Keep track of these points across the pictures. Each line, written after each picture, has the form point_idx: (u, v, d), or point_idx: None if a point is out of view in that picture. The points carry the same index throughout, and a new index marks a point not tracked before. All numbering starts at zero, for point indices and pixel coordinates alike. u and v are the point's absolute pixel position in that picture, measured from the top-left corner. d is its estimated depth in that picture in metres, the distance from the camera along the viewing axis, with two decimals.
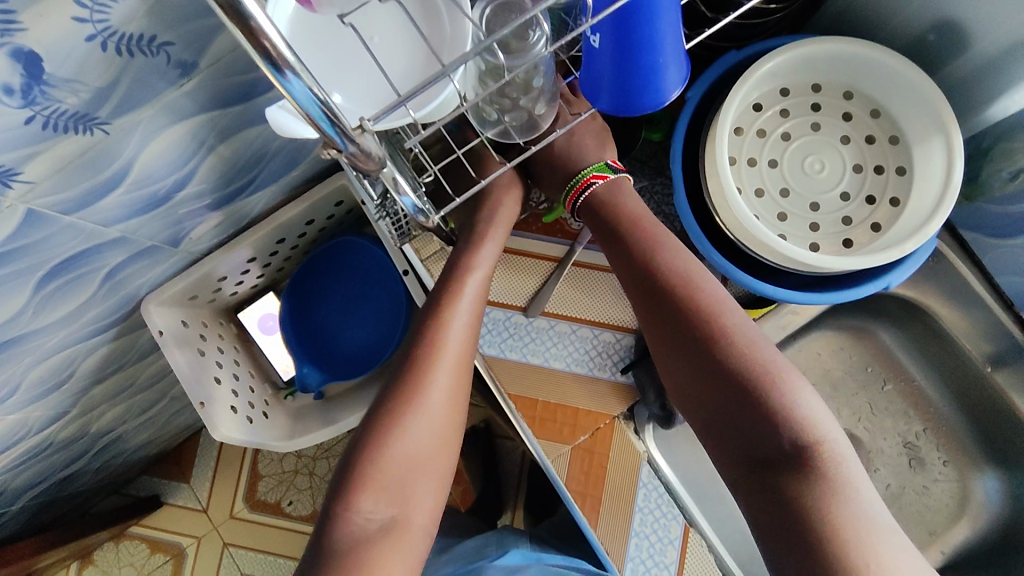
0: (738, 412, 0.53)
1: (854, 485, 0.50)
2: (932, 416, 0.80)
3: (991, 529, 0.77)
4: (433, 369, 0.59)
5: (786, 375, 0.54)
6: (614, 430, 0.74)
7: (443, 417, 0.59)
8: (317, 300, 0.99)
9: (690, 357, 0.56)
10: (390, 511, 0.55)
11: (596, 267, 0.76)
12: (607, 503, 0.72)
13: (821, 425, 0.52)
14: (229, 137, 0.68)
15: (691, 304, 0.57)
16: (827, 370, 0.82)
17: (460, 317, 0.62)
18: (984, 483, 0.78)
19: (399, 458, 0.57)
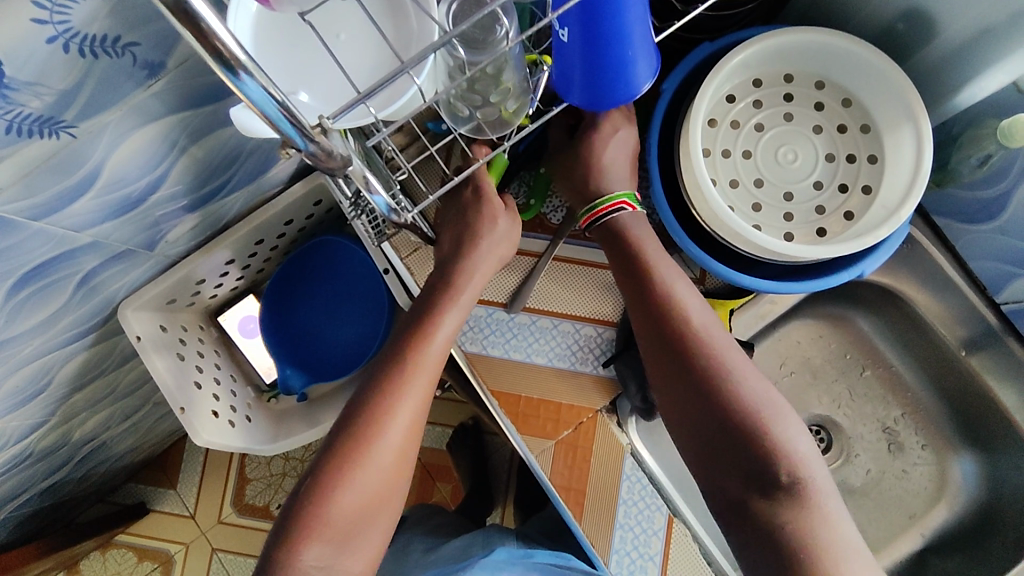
0: (711, 442, 0.54)
1: (830, 517, 0.51)
2: (910, 400, 0.81)
3: (967, 510, 0.78)
4: (396, 413, 0.59)
5: (771, 412, 0.54)
6: (597, 424, 0.74)
7: (400, 459, 0.60)
8: (297, 302, 0.97)
9: (669, 384, 0.57)
10: (339, 554, 0.56)
11: (577, 262, 0.76)
12: (592, 498, 0.73)
13: (800, 457, 0.53)
14: (201, 138, 0.67)
15: (676, 332, 0.57)
16: (807, 358, 0.83)
17: (431, 359, 0.62)
18: (961, 466, 0.79)
19: (356, 503, 0.57)
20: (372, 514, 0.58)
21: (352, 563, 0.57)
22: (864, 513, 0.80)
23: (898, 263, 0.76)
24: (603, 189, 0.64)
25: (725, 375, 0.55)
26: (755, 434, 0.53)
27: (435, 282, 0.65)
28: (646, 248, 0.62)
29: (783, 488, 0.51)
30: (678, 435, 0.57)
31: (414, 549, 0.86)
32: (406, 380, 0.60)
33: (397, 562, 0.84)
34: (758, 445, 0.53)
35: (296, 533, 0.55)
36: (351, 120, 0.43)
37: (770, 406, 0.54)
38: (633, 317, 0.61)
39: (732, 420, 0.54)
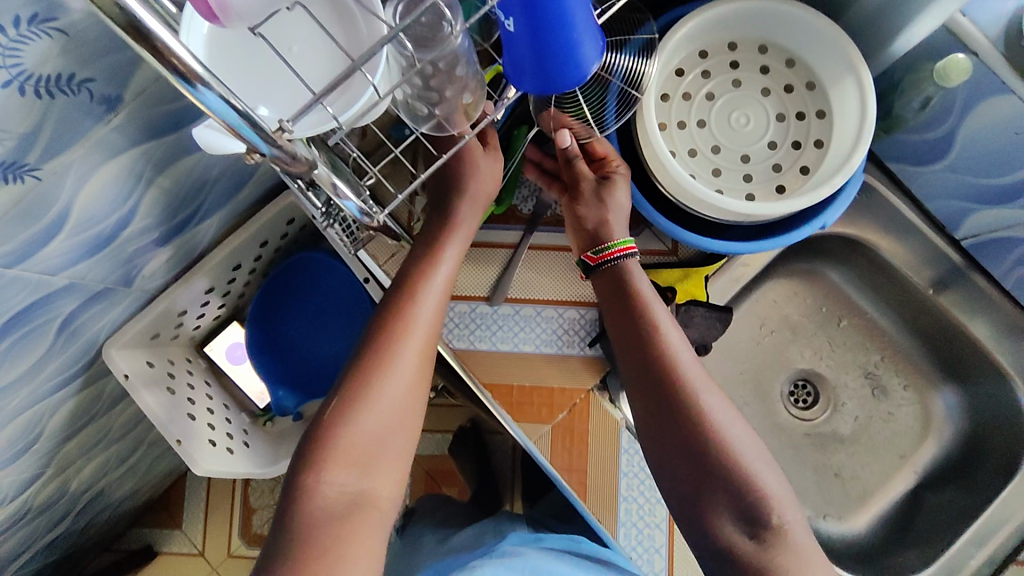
0: (699, 471, 0.55)
1: (811, 560, 0.52)
2: (888, 344, 0.84)
3: (954, 443, 0.81)
4: (403, 343, 0.60)
5: (755, 448, 0.56)
6: (591, 403, 0.75)
7: (413, 386, 0.60)
8: (282, 322, 0.98)
9: (657, 417, 0.57)
10: (359, 486, 0.56)
11: (552, 248, 0.78)
12: (592, 475, 0.74)
13: (779, 498, 0.54)
14: (167, 168, 0.68)
15: (665, 361, 0.58)
16: (785, 316, 0.85)
17: (433, 294, 0.62)
18: (943, 402, 0.82)
19: (371, 428, 0.58)
20: (386, 449, 0.58)
21: (374, 496, 0.57)
22: (855, 458, 0.83)
23: (859, 213, 0.79)
24: (603, 241, 0.63)
25: (713, 413, 0.56)
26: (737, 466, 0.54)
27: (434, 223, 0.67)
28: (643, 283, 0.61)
29: (766, 527, 0.52)
30: (665, 475, 0.57)
31: (426, 541, 0.86)
32: (402, 322, 0.60)
33: (411, 554, 0.84)
34: (744, 488, 0.53)
35: (311, 468, 0.56)
36: (311, 126, 0.43)
37: (755, 447, 0.56)
38: (619, 350, 0.61)
39: (719, 458, 0.54)
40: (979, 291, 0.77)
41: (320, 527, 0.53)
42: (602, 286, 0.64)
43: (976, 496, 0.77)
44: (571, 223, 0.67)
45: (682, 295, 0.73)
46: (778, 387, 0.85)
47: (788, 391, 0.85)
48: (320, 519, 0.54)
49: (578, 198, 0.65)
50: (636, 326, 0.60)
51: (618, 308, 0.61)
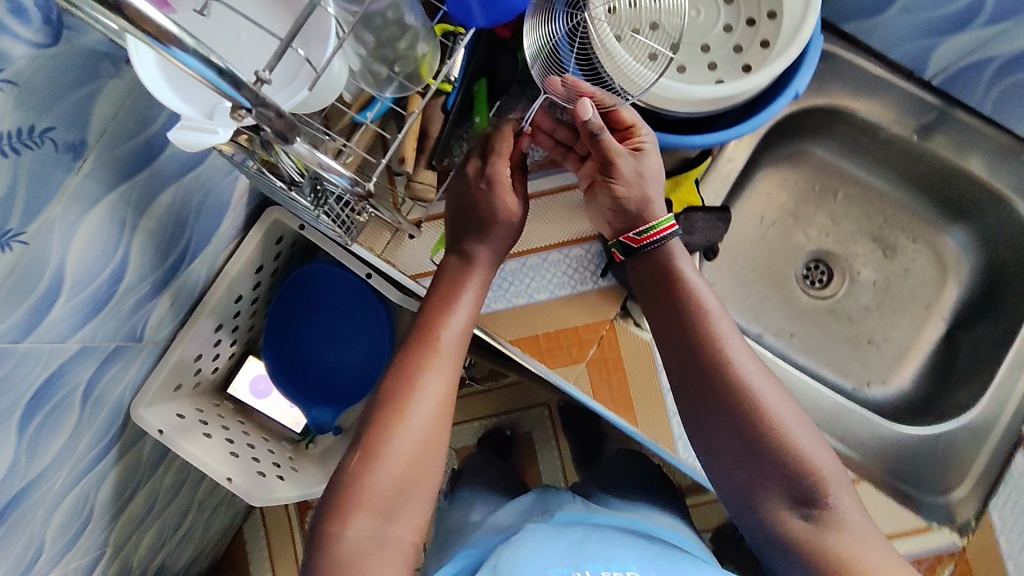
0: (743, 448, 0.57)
1: (868, 538, 0.53)
2: (887, 203, 0.85)
3: (975, 280, 0.82)
4: (421, 387, 0.61)
5: (797, 425, 0.57)
6: (617, 331, 0.76)
7: (433, 426, 0.60)
8: (297, 342, 0.97)
9: (699, 401, 0.60)
10: (383, 528, 0.56)
11: (541, 194, 0.78)
12: (638, 399, 0.75)
13: (826, 473, 0.55)
14: (146, 210, 0.68)
15: (705, 344, 0.60)
16: (783, 204, 0.86)
17: (450, 339, 0.64)
18: (953, 242, 0.83)
19: (393, 470, 0.58)
20: (413, 491, 0.58)
21: (398, 540, 0.57)
22: (886, 320, 0.84)
23: (827, 82, 0.79)
24: (647, 222, 0.64)
25: (763, 399, 0.58)
26: (779, 442, 0.56)
27: (450, 266, 0.67)
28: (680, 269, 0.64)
29: (813, 498, 0.55)
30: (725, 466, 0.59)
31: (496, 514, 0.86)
32: (426, 364, 0.62)
33: None
34: (798, 473, 0.55)
35: (338, 512, 0.56)
36: (288, 99, 0.46)
37: (808, 433, 0.57)
38: (660, 341, 0.63)
39: (770, 443, 0.56)
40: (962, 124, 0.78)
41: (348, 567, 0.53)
42: (639, 273, 0.66)
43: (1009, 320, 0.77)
44: (609, 203, 0.65)
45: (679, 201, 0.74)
46: (791, 274, 0.85)
47: (804, 273, 0.85)
48: (347, 561, 0.54)
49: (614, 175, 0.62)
50: (674, 315, 0.63)
51: (656, 296, 0.64)
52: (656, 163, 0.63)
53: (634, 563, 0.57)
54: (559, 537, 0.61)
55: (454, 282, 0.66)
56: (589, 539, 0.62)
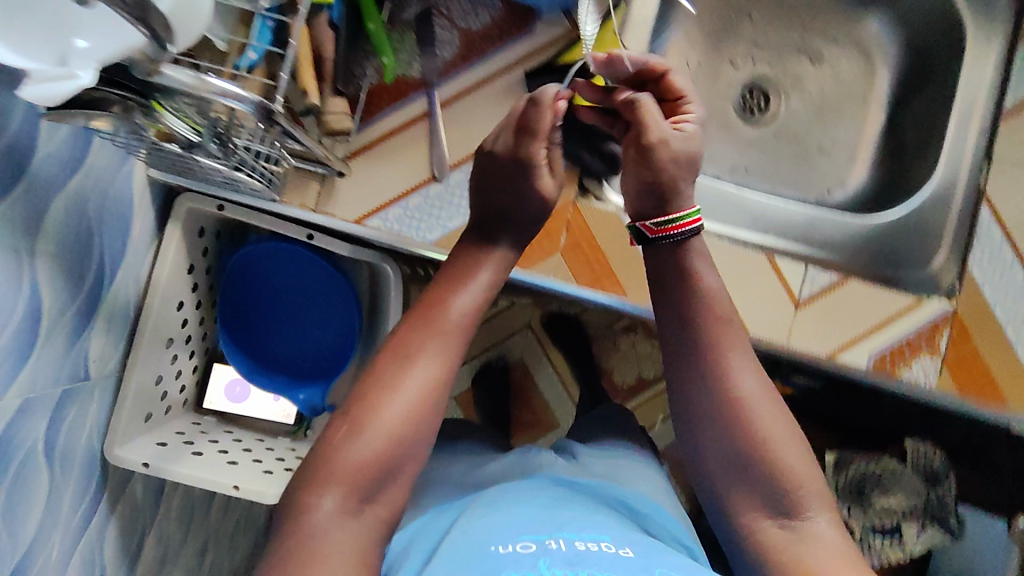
0: (733, 446, 0.53)
1: (841, 558, 0.49)
2: (802, 9, 0.85)
3: (901, 59, 0.83)
4: (412, 364, 0.54)
5: (788, 434, 0.53)
6: (581, 212, 0.74)
7: (415, 408, 0.53)
8: (260, 333, 0.90)
9: (692, 390, 0.56)
10: (350, 504, 0.51)
11: (460, 94, 0.76)
12: (622, 271, 0.73)
13: (807, 484, 0.51)
14: (38, 233, 0.59)
15: (707, 337, 0.56)
16: (701, 39, 0.85)
17: (461, 320, 0.57)
18: (874, 28, 0.84)
19: (366, 448, 0.51)
20: (397, 472, 0.53)
21: (368, 518, 0.51)
22: (825, 126, 0.85)
23: None
24: (671, 211, 0.59)
25: (752, 399, 0.54)
26: (767, 444, 0.52)
27: (472, 239, 0.62)
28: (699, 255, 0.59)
29: (795, 507, 0.51)
30: (708, 453, 0.54)
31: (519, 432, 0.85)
32: (420, 346, 0.55)
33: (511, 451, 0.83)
34: (779, 472, 0.52)
35: (314, 480, 0.51)
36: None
37: (794, 438, 0.53)
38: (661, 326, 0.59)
39: (755, 441, 0.52)
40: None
41: (315, 550, 0.48)
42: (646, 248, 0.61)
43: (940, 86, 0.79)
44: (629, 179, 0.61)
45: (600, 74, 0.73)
46: (732, 110, 0.85)
47: (742, 102, 0.86)
48: (313, 539, 0.48)
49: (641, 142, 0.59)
50: (678, 301, 0.58)
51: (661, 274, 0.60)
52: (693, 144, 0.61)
53: (608, 535, 0.53)
54: (534, 502, 0.58)
55: (469, 261, 0.60)
56: (572, 506, 0.58)
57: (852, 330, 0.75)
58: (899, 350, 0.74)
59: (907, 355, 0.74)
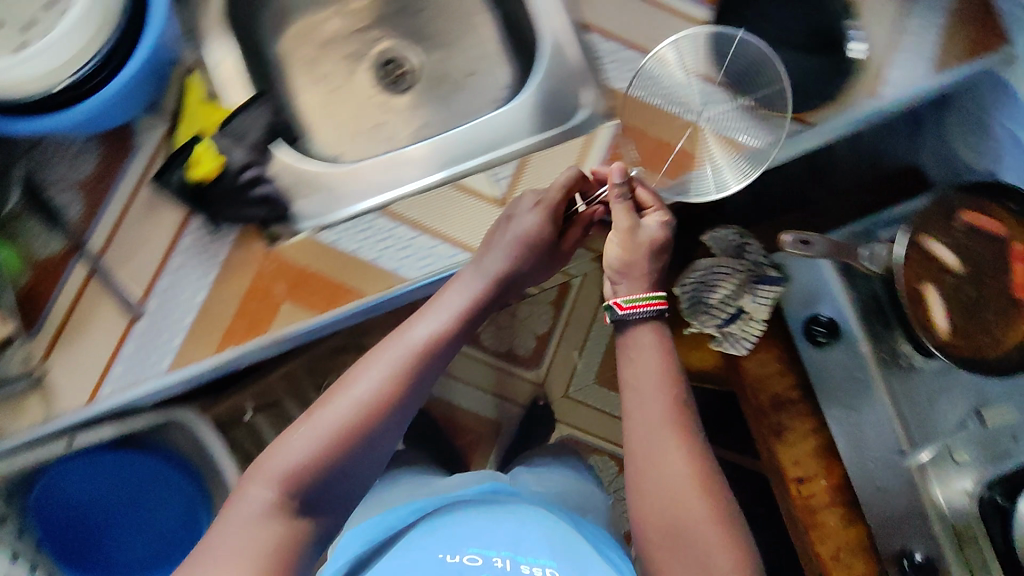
0: (671, 505, 0.73)
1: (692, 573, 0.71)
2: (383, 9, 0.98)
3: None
4: (368, 366, 0.71)
5: (683, 498, 0.73)
6: (280, 257, 0.76)
7: (365, 411, 0.68)
8: (110, 539, 0.98)
9: (647, 441, 0.76)
10: (282, 490, 0.64)
11: (110, 236, 0.75)
12: (349, 281, 0.77)
13: (706, 552, 0.71)
14: None
15: (662, 412, 0.77)
16: (325, 76, 0.96)
17: (427, 346, 0.73)
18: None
19: (311, 440, 0.66)
20: (336, 472, 0.66)
21: (269, 531, 0.61)
22: (455, 50, 0.99)
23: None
24: (633, 294, 0.80)
25: (678, 479, 0.74)
26: (693, 512, 0.72)
27: (438, 291, 0.78)
28: (660, 364, 0.79)
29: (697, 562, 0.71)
30: (643, 517, 0.75)
31: None
32: (379, 358, 0.72)
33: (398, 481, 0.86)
34: (686, 526, 0.72)
35: (255, 477, 0.64)
36: None
37: (692, 505, 0.73)
38: (631, 407, 0.79)
39: (693, 524, 0.72)
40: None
41: (231, 533, 0.61)
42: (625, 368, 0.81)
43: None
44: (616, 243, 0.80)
45: (205, 146, 0.75)
46: (376, 93, 0.97)
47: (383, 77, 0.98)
48: (241, 530, 0.61)
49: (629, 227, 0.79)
50: (658, 388, 0.78)
51: (637, 375, 0.79)
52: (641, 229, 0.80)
53: (553, 561, 0.82)
54: (531, 522, 0.91)
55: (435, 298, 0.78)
56: (512, 517, 0.92)
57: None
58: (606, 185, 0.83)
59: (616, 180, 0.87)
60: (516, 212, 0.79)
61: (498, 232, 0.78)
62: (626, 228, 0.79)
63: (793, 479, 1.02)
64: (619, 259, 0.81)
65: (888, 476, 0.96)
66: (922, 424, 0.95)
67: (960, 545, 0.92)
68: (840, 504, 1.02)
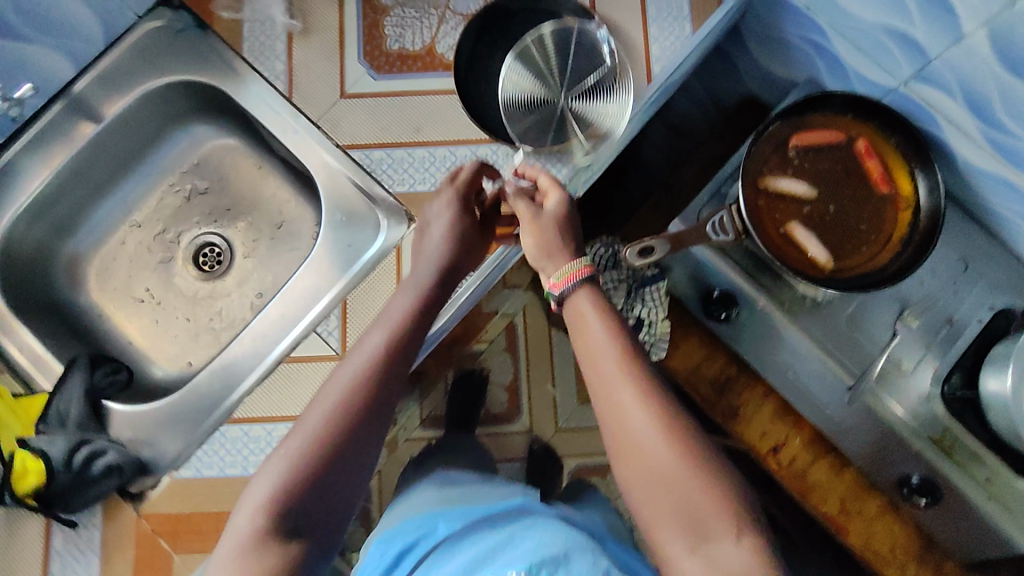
0: (649, 456, 0.63)
1: (691, 540, 0.60)
2: (175, 208, 0.97)
3: (251, 159, 0.97)
4: (332, 385, 0.68)
5: (660, 445, 0.63)
6: (150, 513, 0.74)
7: (332, 427, 0.64)
8: None
9: (608, 387, 0.67)
10: (264, 522, 0.59)
11: None
12: (223, 505, 0.74)
13: (691, 505, 0.61)
14: None
15: (614, 356, 0.68)
16: (150, 299, 0.95)
17: (385, 355, 0.69)
18: (217, 164, 0.97)
19: (286, 465, 0.62)
20: (315, 497, 0.62)
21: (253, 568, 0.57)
22: (256, 207, 0.97)
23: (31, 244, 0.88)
24: (560, 268, 0.72)
25: (644, 433, 0.64)
26: (673, 459, 0.63)
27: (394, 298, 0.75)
28: (601, 317, 0.70)
29: (688, 520, 0.60)
30: (626, 485, 0.65)
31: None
32: (340, 374, 0.68)
33: None
34: (672, 487, 0.62)
35: (242, 508, 0.61)
36: None
37: (669, 457, 0.63)
38: (583, 364, 0.71)
39: (677, 471, 0.62)
40: (42, 121, 0.84)
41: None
42: (569, 320, 0.72)
43: (251, 121, 0.89)
44: (528, 237, 0.74)
45: (24, 452, 0.75)
46: (199, 284, 0.96)
47: (200, 268, 0.96)
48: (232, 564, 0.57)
49: (528, 214, 0.75)
50: (603, 338, 0.69)
51: (585, 330, 0.70)
52: (542, 212, 0.75)
53: None
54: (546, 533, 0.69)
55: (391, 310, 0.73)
56: (542, 530, 0.71)
57: None
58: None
59: None
60: (432, 221, 0.79)
61: (425, 237, 0.79)
62: (529, 217, 0.75)
63: (768, 450, 1.00)
64: (534, 246, 0.74)
65: (850, 414, 0.93)
66: (857, 354, 0.92)
67: (947, 452, 0.90)
68: (822, 454, 1.00)
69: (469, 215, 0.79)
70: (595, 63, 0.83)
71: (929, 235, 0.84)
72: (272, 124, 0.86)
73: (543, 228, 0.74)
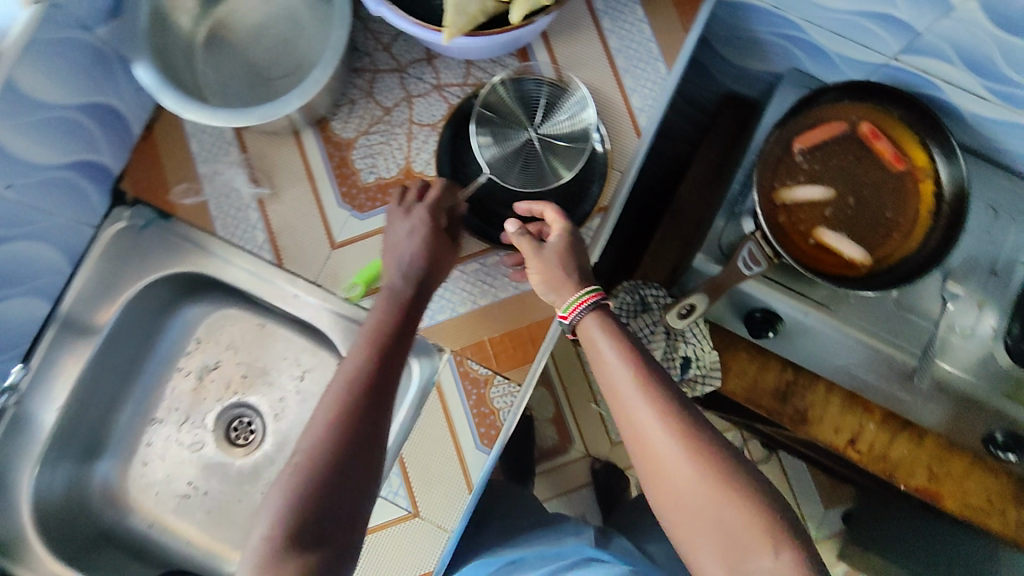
0: (678, 462, 0.59)
1: (729, 560, 0.56)
2: (192, 390, 0.93)
3: (256, 320, 0.93)
4: (330, 395, 0.62)
5: (690, 460, 0.58)
6: None
7: (338, 437, 0.59)
8: None
9: (626, 394, 0.62)
10: (284, 539, 0.54)
11: None
12: None
13: (727, 526, 0.56)
14: None
15: (633, 373, 0.62)
16: (198, 490, 0.91)
17: (378, 365, 0.64)
18: (222, 333, 0.94)
19: (298, 473, 0.57)
20: (332, 510, 0.57)
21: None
22: (274, 365, 0.93)
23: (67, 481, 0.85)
24: (568, 297, 0.68)
25: (671, 454, 0.59)
26: (704, 475, 0.58)
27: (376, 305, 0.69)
28: (615, 341, 0.65)
29: (726, 543, 0.56)
30: (658, 504, 0.61)
31: None
32: (336, 386, 0.63)
33: None
34: (707, 513, 0.57)
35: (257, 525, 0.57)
36: None
37: (691, 478, 0.58)
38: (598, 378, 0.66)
39: (710, 489, 0.57)
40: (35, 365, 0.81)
41: None
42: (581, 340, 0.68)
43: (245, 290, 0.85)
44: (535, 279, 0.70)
45: None
46: (242, 462, 0.92)
47: (236, 443, 0.93)
48: None
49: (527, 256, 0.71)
50: (618, 355, 0.64)
51: (596, 351, 0.65)
52: (542, 252, 0.70)
53: None
54: None
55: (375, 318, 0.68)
56: None
57: (451, 458, 0.80)
58: (479, 412, 0.79)
59: (486, 407, 0.78)
60: (398, 237, 0.72)
61: (392, 246, 0.72)
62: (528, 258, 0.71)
63: (847, 444, 1.00)
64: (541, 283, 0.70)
65: (919, 390, 0.92)
66: (912, 332, 0.90)
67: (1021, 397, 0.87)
68: (900, 431, 0.99)
69: (442, 232, 0.73)
70: (559, 101, 0.79)
71: (955, 221, 0.81)
72: (272, 292, 0.83)
73: (546, 268, 0.70)
